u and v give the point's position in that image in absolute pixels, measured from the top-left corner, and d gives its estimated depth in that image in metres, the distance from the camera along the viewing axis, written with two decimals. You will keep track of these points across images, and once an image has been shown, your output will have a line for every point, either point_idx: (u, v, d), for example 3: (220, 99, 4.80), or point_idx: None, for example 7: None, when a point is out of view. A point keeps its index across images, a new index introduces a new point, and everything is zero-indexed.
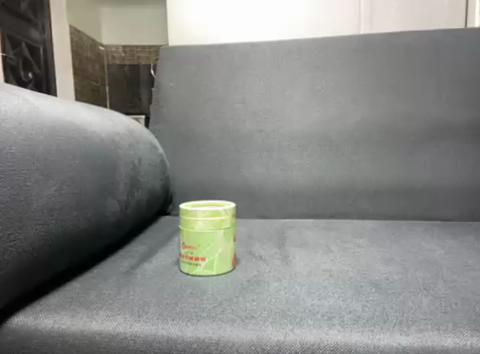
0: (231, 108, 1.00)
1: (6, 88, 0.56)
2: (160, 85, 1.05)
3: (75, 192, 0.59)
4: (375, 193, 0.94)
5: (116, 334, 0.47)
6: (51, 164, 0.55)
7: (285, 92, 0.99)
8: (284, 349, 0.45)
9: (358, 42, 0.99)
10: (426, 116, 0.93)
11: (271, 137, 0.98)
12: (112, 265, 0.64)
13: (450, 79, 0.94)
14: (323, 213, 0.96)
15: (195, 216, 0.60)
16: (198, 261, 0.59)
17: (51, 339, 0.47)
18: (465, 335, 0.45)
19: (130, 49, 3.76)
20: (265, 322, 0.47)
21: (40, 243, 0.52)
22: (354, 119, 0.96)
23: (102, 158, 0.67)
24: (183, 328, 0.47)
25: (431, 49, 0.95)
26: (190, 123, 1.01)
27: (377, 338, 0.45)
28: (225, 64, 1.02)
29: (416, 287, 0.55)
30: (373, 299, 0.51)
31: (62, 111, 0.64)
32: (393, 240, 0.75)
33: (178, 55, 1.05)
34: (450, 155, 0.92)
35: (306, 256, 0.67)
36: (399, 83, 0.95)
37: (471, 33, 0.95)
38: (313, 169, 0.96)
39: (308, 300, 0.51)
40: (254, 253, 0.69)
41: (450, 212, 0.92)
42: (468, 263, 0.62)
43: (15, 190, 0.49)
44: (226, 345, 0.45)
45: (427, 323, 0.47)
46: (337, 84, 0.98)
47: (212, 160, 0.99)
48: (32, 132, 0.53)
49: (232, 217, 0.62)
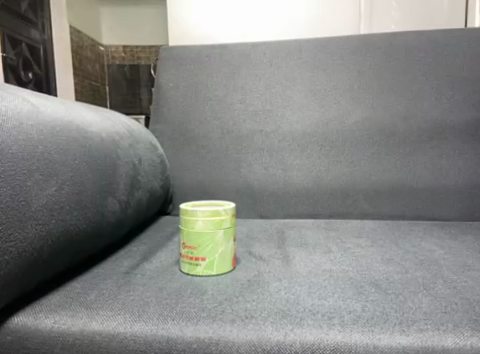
0: (231, 108, 1.00)
1: (6, 88, 0.56)
2: (160, 85, 1.05)
3: (75, 192, 0.59)
4: (374, 193, 0.94)
5: (116, 334, 0.47)
6: (51, 164, 0.55)
7: (285, 92, 0.99)
8: (284, 349, 0.45)
9: (357, 42, 0.99)
10: (426, 116, 0.94)
11: (271, 137, 0.98)
12: (112, 265, 0.64)
13: (450, 79, 0.94)
14: (323, 213, 0.96)
15: (195, 216, 0.60)
16: (198, 262, 0.59)
17: (51, 339, 0.47)
18: (465, 335, 0.45)
19: (131, 49, 3.75)
20: (265, 322, 0.47)
21: (40, 243, 0.52)
22: (354, 119, 0.96)
23: (102, 158, 0.67)
24: (183, 328, 0.47)
25: (431, 49, 0.95)
26: (190, 123, 1.01)
27: (377, 338, 0.45)
28: (225, 64, 1.02)
29: (416, 287, 0.55)
30: (373, 299, 0.51)
31: (62, 111, 0.64)
32: (393, 240, 0.75)
33: (178, 55, 1.05)
34: (450, 155, 0.92)
35: (307, 256, 0.67)
36: (398, 83, 0.95)
37: (471, 33, 0.95)
38: (313, 169, 0.96)
39: (308, 300, 0.51)
40: (254, 253, 0.69)
41: (450, 212, 0.92)
42: (468, 263, 0.63)
43: (16, 190, 0.49)
44: (226, 345, 0.45)
45: (427, 323, 0.47)
46: (337, 84, 0.98)
47: (212, 160, 1.00)
48: (32, 133, 0.53)
49: (232, 217, 0.62)
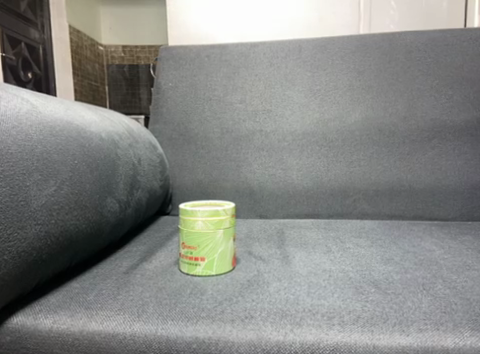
0: (231, 108, 1.00)
1: (5, 87, 0.56)
2: (159, 85, 1.05)
3: (75, 192, 0.59)
4: (374, 193, 0.94)
5: (116, 334, 0.47)
6: (51, 164, 0.55)
7: (284, 92, 0.99)
8: (284, 349, 0.45)
9: (357, 42, 0.99)
10: (425, 116, 0.94)
11: (271, 137, 0.98)
12: (111, 265, 0.64)
13: (451, 79, 0.94)
14: (323, 213, 0.96)
15: (195, 216, 0.60)
16: (198, 262, 0.59)
17: (51, 339, 0.47)
18: (465, 335, 0.45)
19: (130, 49, 3.75)
20: (265, 322, 0.47)
21: (40, 243, 0.52)
22: (353, 119, 0.96)
23: (102, 158, 0.67)
24: (182, 328, 0.47)
25: (432, 49, 0.95)
26: (189, 122, 1.01)
27: (377, 337, 0.45)
28: (225, 64, 1.02)
29: (416, 286, 0.55)
30: (373, 299, 0.51)
31: (62, 111, 0.64)
32: (393, 240, 0.75)
33: (178, 55, 1.05)
34: (449, 155, 0.92)
35: (307, 256, 0.67)
36: (398, 83, 0.95)
37: (470, 33, 0.95)
38: (313, 169, 0.96)
39: (307, 300, 0.51)
40: (254, 253, 0.69)
41: (449, 212, 0.92)
42: (468, 263, 0.63)
43: (15, 190, 0.49)
44: (226, 345, 0.46)
45: (427, 323, 0.47)
46: (336, 84, 0.98)
47: (212, 160, 1.00)
48: (31, 133, 0.53)
49: (231, 217, 0.62)
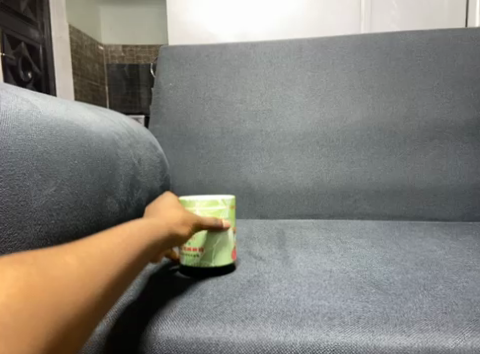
0: (231, 108, 1.00)
1: (5, 88, 0.56)
2: (159, 84, 1.04)
3: (74, 192, 0.58)
4: (375, 193, 0.94)
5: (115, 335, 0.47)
6: (51, 164, 0.55)
7: (284, 92, 0.99)
8: (284, 349, 0.45)
9: (358, 42, 0.99)
10: (425, 116, 0.93)
11: (271, 137, 0.98)
12: None
13: (451, 79, 0.93)
14: (324, 213, 0.96)
15: (193, 205, 0.59)
16: (196, 252, 0.59)
17: None
18: (466, 336, 0.45)
19: (131, 48, 3.70)
20: (265, 323, 0.47)
21: (39, 243, 0.51)
22: (354, 119, 0.96)
23: (102, 158, 0.67)
24: (183, 328, 0.47)
25: (432, 49, 0.95)
26: (189, 123, 1.01)
27: (377, 338, 0.45)
28: (225, 64, 1.02)
29: (416, 287, 0.55)
30: (373, 300, 0.51)
31: (62, 111, 0.63)
32: (393, 240, 0.75)
33: (179, 55, 1.04)
34: (450, 155, 0.92)
35: (307, 256, 0.67)
36: (399, 83, 0.95)
37: (470, 33, 0.95)
38: (314, 169, 0.96)
39: (308, 300, 0.51)
40: (254, 253, 0.69)
41: (450, 212, 0.92)
42: (468, 263, 0.63)
43: (15, 190, 0.48)
44: (226, 345, 0.45)
45: (427, 323, 0.46)
46: (337, 84, 0.98)
47: (213, 160, 0.99)
48: (31, 132, 0.53)
49: (231, 208, 0.62)
